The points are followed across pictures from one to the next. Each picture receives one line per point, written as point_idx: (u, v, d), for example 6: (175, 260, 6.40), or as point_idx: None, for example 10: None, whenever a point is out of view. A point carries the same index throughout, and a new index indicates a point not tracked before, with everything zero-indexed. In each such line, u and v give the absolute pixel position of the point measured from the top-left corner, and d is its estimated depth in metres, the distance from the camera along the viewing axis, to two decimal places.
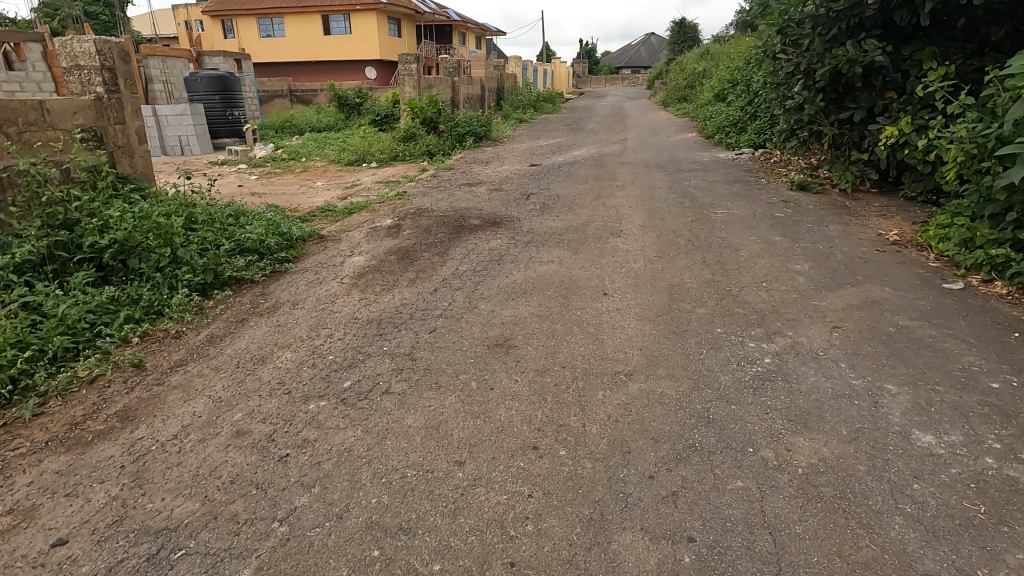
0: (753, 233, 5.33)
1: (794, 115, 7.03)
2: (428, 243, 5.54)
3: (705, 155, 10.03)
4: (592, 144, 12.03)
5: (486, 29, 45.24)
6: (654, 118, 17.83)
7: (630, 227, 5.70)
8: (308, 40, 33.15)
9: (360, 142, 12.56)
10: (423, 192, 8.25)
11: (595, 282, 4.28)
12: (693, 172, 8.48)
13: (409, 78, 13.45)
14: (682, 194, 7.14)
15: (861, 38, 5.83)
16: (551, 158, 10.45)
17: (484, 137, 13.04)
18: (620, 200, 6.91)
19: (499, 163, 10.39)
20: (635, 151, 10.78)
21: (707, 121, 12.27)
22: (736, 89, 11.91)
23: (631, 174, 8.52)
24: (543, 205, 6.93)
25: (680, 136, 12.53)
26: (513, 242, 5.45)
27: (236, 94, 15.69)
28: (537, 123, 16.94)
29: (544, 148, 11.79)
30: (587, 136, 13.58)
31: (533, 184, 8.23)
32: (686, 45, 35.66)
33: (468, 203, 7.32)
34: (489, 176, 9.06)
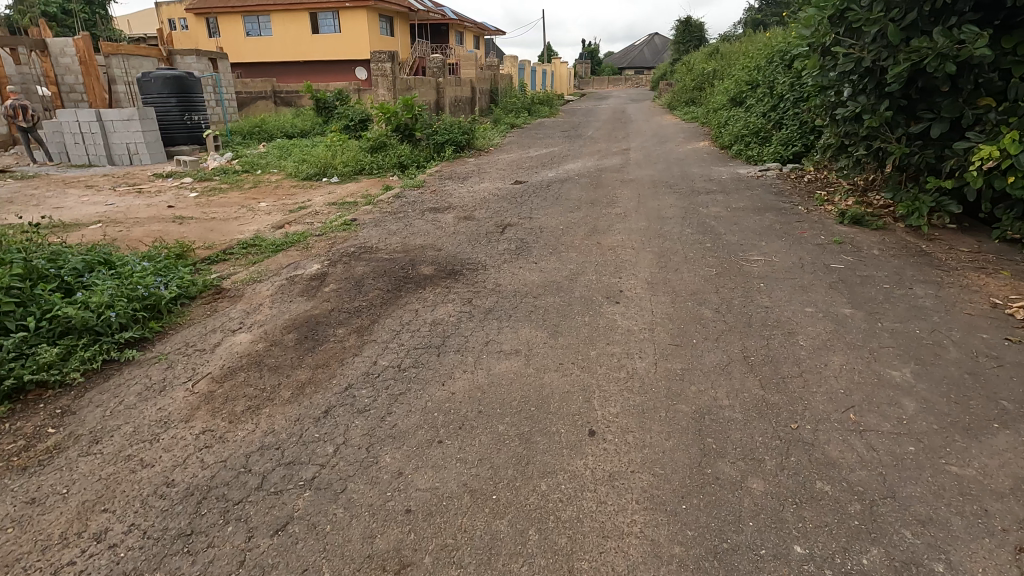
0: (807, 300, 3.74)
1: (846, 126, 5.42)
2: (353, 308, 3.99)
3: (722, 170, 8.42)
4: (590, 155, 10.47)
5: (485, 29, 43.74)
6: (659, 123, 16.19)
7: (632, 286, 4.14)
8: (296, 39, 31.72)
9: (324, 152, 11.00)
10: (379, 219, 6.72)
11: (576, 401, 2.71)
12: (711, 195, 6.91)
13: (383, 79, 11.90)
14: (699, 228, 5.60)
15: (950, 25, 4.22)
16: (539, 174, 8.89)
17: (468, 146, 11.48)
18: (620, 237, 5.35)
19: (479, 179, 8.85)
20: (639, 164, 9.19)
21: (722, 128, 10.70)
22: (756, 92, 10.27)
23: (634, 197, 6.97)
24: (520, 243, 5.38)
25: (690, 146, 10.93)
26: (468, 309, 3.89)
27: (196, 97, 14.18)
28: (531, 129, 15.39)
29: (532, 161, 10.23)
30: (584, 145, 12.01)
31: (513, 210, 6.68)
32: (691, 45, 34.03)
33: (427, 237, 5.77)
34: (464, 198, 7.51)
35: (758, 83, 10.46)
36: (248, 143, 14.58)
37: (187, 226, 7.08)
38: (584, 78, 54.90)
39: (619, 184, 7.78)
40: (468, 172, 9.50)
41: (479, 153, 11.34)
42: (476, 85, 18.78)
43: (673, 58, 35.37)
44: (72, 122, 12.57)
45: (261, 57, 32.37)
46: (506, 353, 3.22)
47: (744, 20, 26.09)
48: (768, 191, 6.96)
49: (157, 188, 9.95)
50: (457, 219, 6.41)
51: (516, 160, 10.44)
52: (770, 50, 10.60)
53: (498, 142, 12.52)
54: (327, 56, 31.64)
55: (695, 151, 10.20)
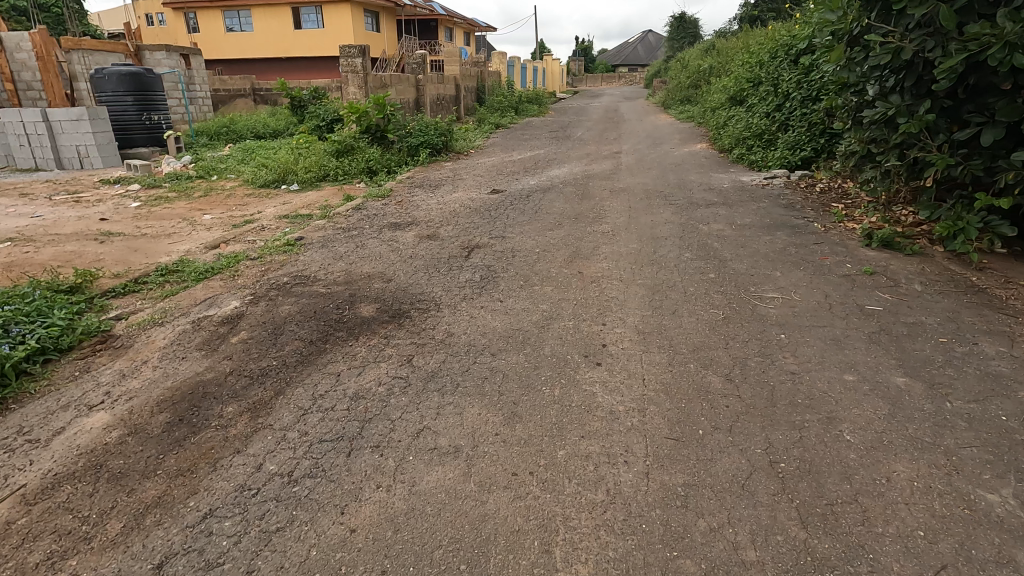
0: (845, 363, 2.88)
1: (874, 132, 4.56)
2: (259, 370, 3.10)
3: (723, 178, 7.54)
4: (577, 159, 9.59)
5: (475, 25, 42.81)
6: (653, 123, 15.35)
7: (618, 337, 3.26)
8: (278, 34, 30.68)
9: (287, 155, 10.06)
10: (330, 237, 5.80)
11: (529, 551, 1.84)
12: (712, 209, 6.04)
13: (354, 76, 10.97)
14: (700, 252, 4.72)
15: (1019, 8, 3.35)
16: (520, 181, 7.99)
17: (446, 149, 10.59)
18: (606, 265, 4.47)
19: (453, 187, 7.94)
20: (631, 170, 8.31)
21: (721, 129, 9.86)
22: (759, 90, 9.39)
23: (624, 211, 6.09)
24: (486, 271, 4.51)
25: (686, 149, 10.06)
26: (406, 373, 3.00)
27: (155, 95, 13.19)
28: (518, 129, 14.50)
29: (514, 166, 9.33)
30: (573, 147, 11.14)
31: (484, 226, 5.81)
32: (685, 41, 33.22)
33: (378, 262, 4.89)
34: (431, 211, 6.60)
35: (760, 80, 9.59)
36: (213, 145, 13.60)
37: (110, 244, 6.15)
38: (577, 76, 53.98)
39: (609, 195, 6.90)
40: (442, 178, 8.59)
41: (458, 157, 10.44)
42: (461, 82, 17.83)
43: (667, 54, 34.49)
44: (16, 123, 11.57)
45: (243, 53, 31.34)
46: (442, 452, 2.34)
47: (741, 15, 25.22)
48: (776, 205, 6.09)
49: (98, 197, 8.99)
50: (420, 239, 5.51)
51: (497, 165, 9.53)
52: (773, 45, 9.71)
53: (479, 145, 11.62)
54: (310, 52, 30.62)
55: (691, 156, 9.31)
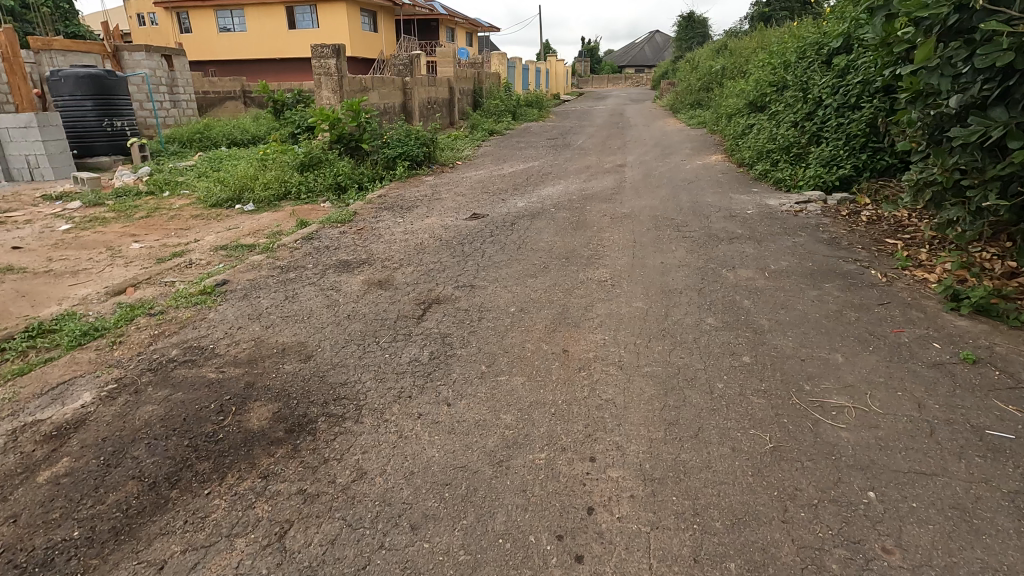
0: (992, 573, 1.72)
1: (966, 160, 3.38)
2: (44, 553, 1.97)
3: (745, 201, 6.35)
4: (576, 174, 8.45)
5: (477, 26, 41.84)
6: (661, 129, 14.18)
7: (612, 493, 2.11)
8: (273, 35, 29.73)
9: (249, 168, 8.96)
10: (260, 280, 4.68)
11: None
12: (735, 247, 4.88)
13: (328, 79, 9.85)
14: (727, 315, 3.56)
15: None
16: (507, 203, 6.84)
17: (429, 160, 9.48)
18: (600, 339, 3.30)
19: (428, 209, 6.82)
20: (635, 189, 7.14)
21: (740, 139, 8.72)
22: (783, 95, 8.21)
23: (627, 248, 4.93)
24: (441, 343, 3.38)
25: (698, 163, 8.88)
26: (269, 570, 1.86)
27: (118, 99, 12.14)
28: (514, 136, 13.38)
29: (503, 182, 8.21)
30: (572, 158, 10.01)
31: (453, 268, 4.68)
32: (694, 41, 31.99)
33: (306, 324, 3.77)
34: (394, 244, 5.48)
35: (783, 84, 8.41)
36: (181, 154, 12.52)
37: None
38: (582, 77, 52.85)
39: (608, 223, 5.74)
40: (418, 197, 7.46)
41: (442, 171, 9.31)
42: (455, 85, 16.70)
43: (675, 56, 33.33)
44: None
45: (236, 54, 30.45)
46: None
47: (751, 15, 24.04)
48: (816, 242, 4.90)
49: (30, 215, 7.91)
50: (369, 286, 4.38)
51: (484, 181, 8.40)
52: (798, 42, 8.53)
53: (468, 156, 10.48)
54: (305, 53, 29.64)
55: (705, 171, 8.14)
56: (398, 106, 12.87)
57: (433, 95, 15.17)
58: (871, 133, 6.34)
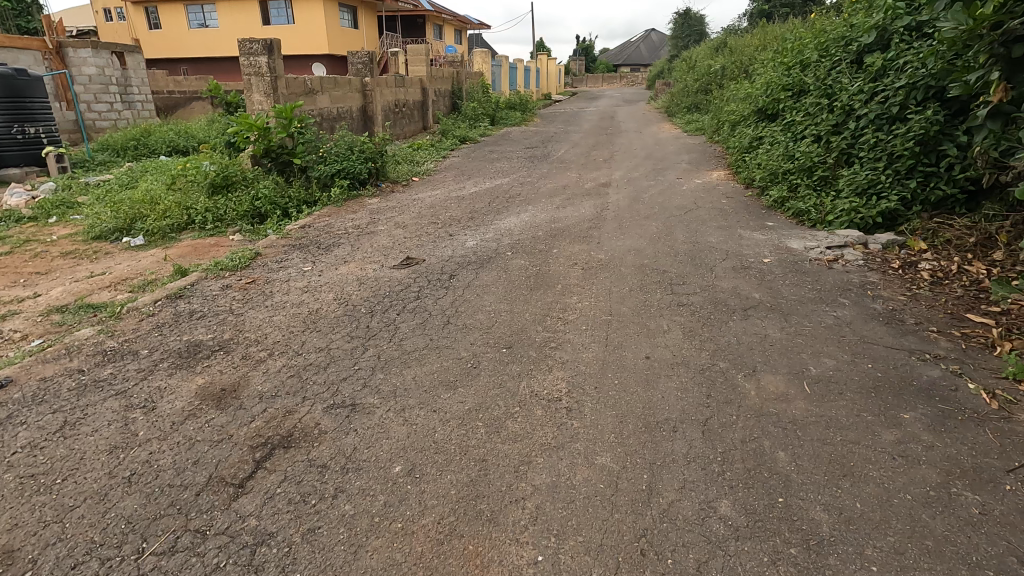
0: None
1: None
2: None
3: (760, 243, 4.88)
4: (549, 196, 6.99)
5: (466, 24, 40.38)
6: (655, 135, 12.73)
7: None
8: (246, 31, 28.16)
9: (157, 188, 7.42)
10: (57, 381, 3.17)
11: None
12: (754, 328, 3.40)
13: (259, 81, 8.30)
14: (752, 496, 2.09)
15: None
16: (455, 241, 5.37)
17: (378, 176, 8.00)
18: (530, 568, 1.82)
19: (354, 248, 5.35)
20: (618, 222, 5.68)
21: (748, 155, 7.26)
22: (800, 102, 6.75)
23: (597, 328, 3.46)
24: (248, 563, 1.90)
25: (697, 183, 7.40)
26: None
27: (32, 102, 10.59)
28: (489, 144, 11.91)
29: (459, 208, 6.73)
30: (549, 174, 8.55)
31: (342, 361, 3.21)
32: (691, 39, 30.57)
33: (55, 494, 2.27)
34: (284, 310, 4.00)
35: (800, 89, 6.97)
36: (107, 165, 10.95)
37: None
38: (575, 77, 51.37)
39: (577, 279, 4.26)
40: (349, 230, 5.98)
41: (393, 191, 7.80)
42: (428, 86, 15.20)
43: (671, 54, 31.95)
44: None
45: (209, 52, 28.90)
46: None
47: (751, 11, 22.61)
48: (869, 320, 3.43)
49: None
50: (204, 400, 2.89)
51: (438, 206, 6.94)
52: (816, 39, 7.11)
53: (428, 171, 8.97)
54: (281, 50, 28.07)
55: (705, 196, 6.65)
56: (357, 110, 11.37)
57: (401, 98, 13.67)
58: (922, 153, 4.91)
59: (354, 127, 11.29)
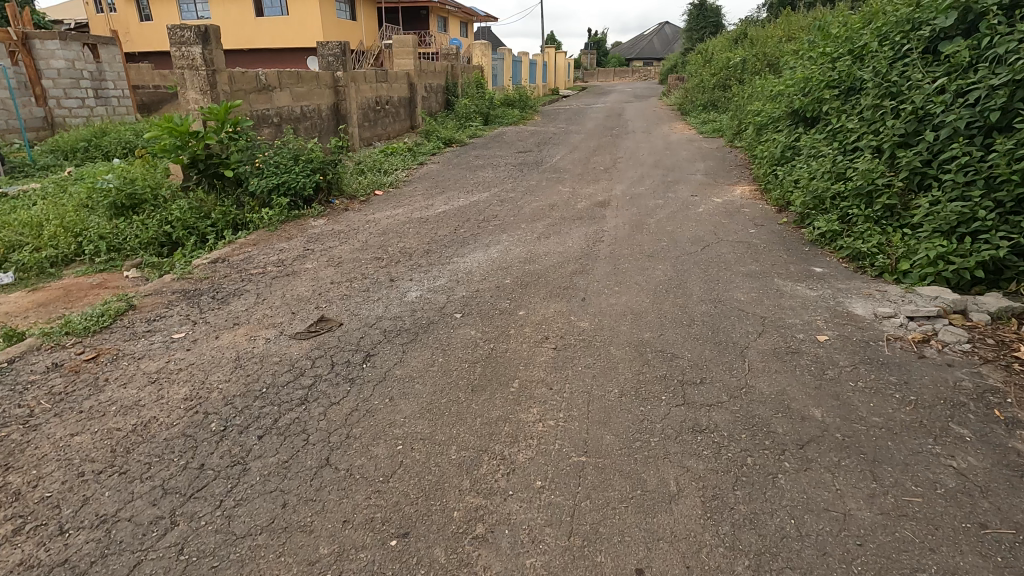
0: None
1: None
2: None
3: (807, 306, 3.49)
4: (531, 219, 5.63)
5: (473, 17, 38.92)
6: (666, 137, 11.27)
7: None
8: (239, 23, 26.99)
9: (60, 205, 6.14)
10: None
11: None
12: (821, 496, 2.02)
13: (194, 76, 6.98)
14: None
15: None
16: (392, 291, 4.04)
17: (331, 191, 6.68)
18: None
19: (261, 298, 4.04)
20: (613, 264, 4.31)
21: (781, 171, 5.84)
22: (849, 104, 5.32)
23: (559, 486, 2.11)
24: None
25: (716, 204, 5.99)
26: None
27: None
28: (478, 148, 10.54)
29: (418, 235, 5.40)
30: (538, 186, 7.17)
31: (117, 556, 1.89)
32: (707, 31, 28.85)
33: None
34: (102, 419, 2.69)
35: (848, 88, 5.54)
36: (45, 172, 9.71)
37: None
38: (585, 71, 49.70)
39: (543, 368, 2.91)
40: (269, 268, 4.68)
41: (346, 210, 6.46)
42: (416, 81, 13.84)
43: (684, 47, 30.29)
44: None
45: None
46: None
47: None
48: (1020, 483, 2.03)
49: None
50: None
51: (393, 231, 5.61)
52: (868, 25, 5.68)
53: (397, 183, 7.60)
54: (274, 43, 26.85)
55: (727, 223, 5.25)
56: (327, 109, 10.05)
57: (383, 96, 12.34)
58: None
59: (323, 129, 9.97)
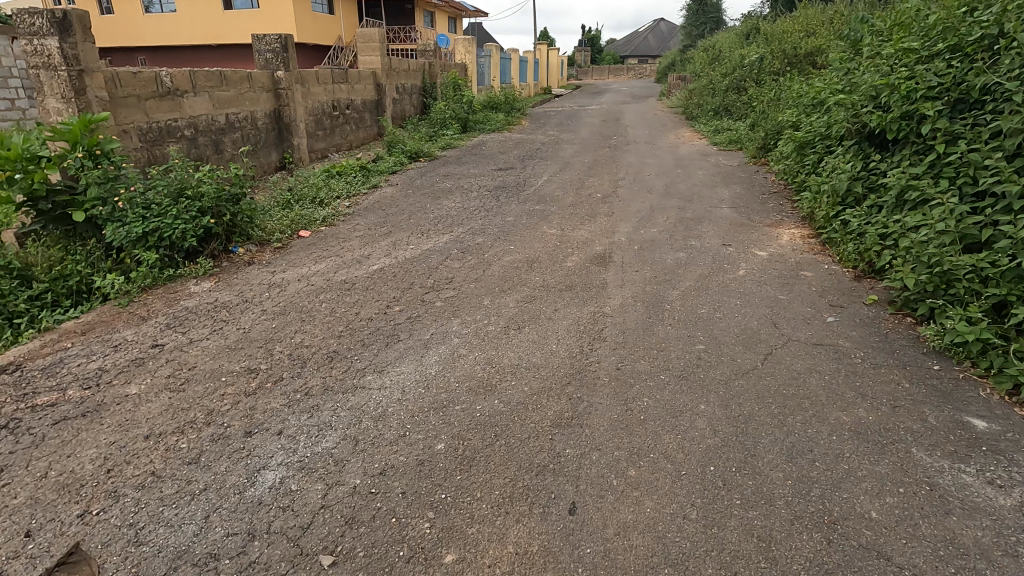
0: None
1: None
2: None
3: (1012, 548, 1.77)
4: (500, 289, 3.91)
5: (461, 13, 37.15)
6: (674, 149, 9.55)
7: None
8: (207, 17, 25.14)
9: None
10: None
11: None
12: None
13: (52, 78, 5.17)
14: None
15: None
16: (236, 465, 2.30)
17: (232, 237, 4.92)
18: None
19: (7, 475, 2.30)
20: (621, 401, 2.60)
21: (855, 219, 4.17)
22: (969, 126, 3.63)
23: None
24: None
25: (758, 261, 4.28)
26: None
27: None
28: (451, 163, 8.78)
29: (331, 317, 3.66)
30: (516, 225, 5.46)
31: None
32: (707, 27, 27.16)
33: None
34: None
35: (957, 101, 3.86)
36: None
37: None
38: (580, 69, 47.90)
39: None
40: (73, 391, 2.93)
41: (250, 265, 4.70)
42: (384, 82, 12.06)
43: (683, 45, 28.55)
44: None
45: (168, 40, 25.94)
46: None
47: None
48: None
49: None
50: None
51: (300, 305, 3.86)
52: (980, 9, 3.97)
53: (334, 219, 5.83)
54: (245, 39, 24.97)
55: (785, 302, 3.54)
56: (264, 117, 8.28)
57: (342, 100, 10.55)
58: None
59: (259, 142, 8.20)
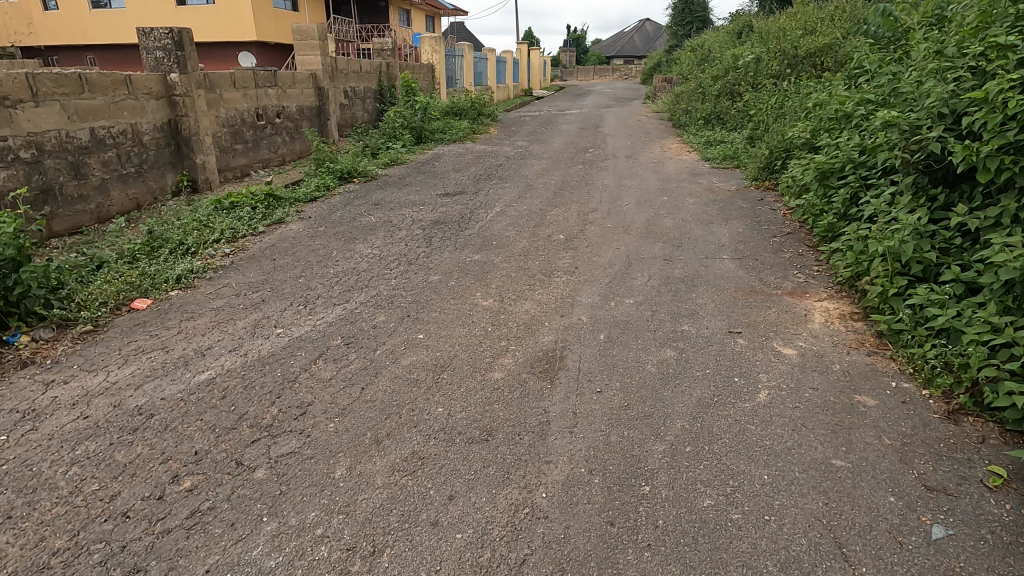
0: None
1: None
2: None
3: None
4: (375, 435, 2.39)
5: (437, 11, 35.52)
6: (658, 166, 8.10)
7: None
8: (158, 13, 23.29)
9: None
10: None
11: None
12: None
13: None
14: None
15: None
16: None
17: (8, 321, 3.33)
18: None
19: None
20: None
21: (933, 304, 2.76)
22: None
23: None
24: None
25: (783, 369, 2.80)
26: None
27: None
28: (390, 186, 7.25)
29: (66, 504, 2.12)
30: (439, 290, 3.93)
31: None
32: (693, 27, 25.86)
33: None
34: None
35: None
36: None
37: None
38: (564, 69, 46.47)
39: None
40: None
41: (25, 368, 3.13)
42: (326, 85, 10.47)
43: (670, 44, 27.11)
44: None
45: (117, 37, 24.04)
46: None
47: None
48: None
49: None
50: None
51: (34, 470, 2.31)
52: None
53: (195, 277, 4.28)
54: (200, 35, 23.08)
55: (841, 477, 2.07)
56: (152, 131, 6.68)
57: (269, 108, 8.95)
58: None
59: (145, 162, 6.60)
